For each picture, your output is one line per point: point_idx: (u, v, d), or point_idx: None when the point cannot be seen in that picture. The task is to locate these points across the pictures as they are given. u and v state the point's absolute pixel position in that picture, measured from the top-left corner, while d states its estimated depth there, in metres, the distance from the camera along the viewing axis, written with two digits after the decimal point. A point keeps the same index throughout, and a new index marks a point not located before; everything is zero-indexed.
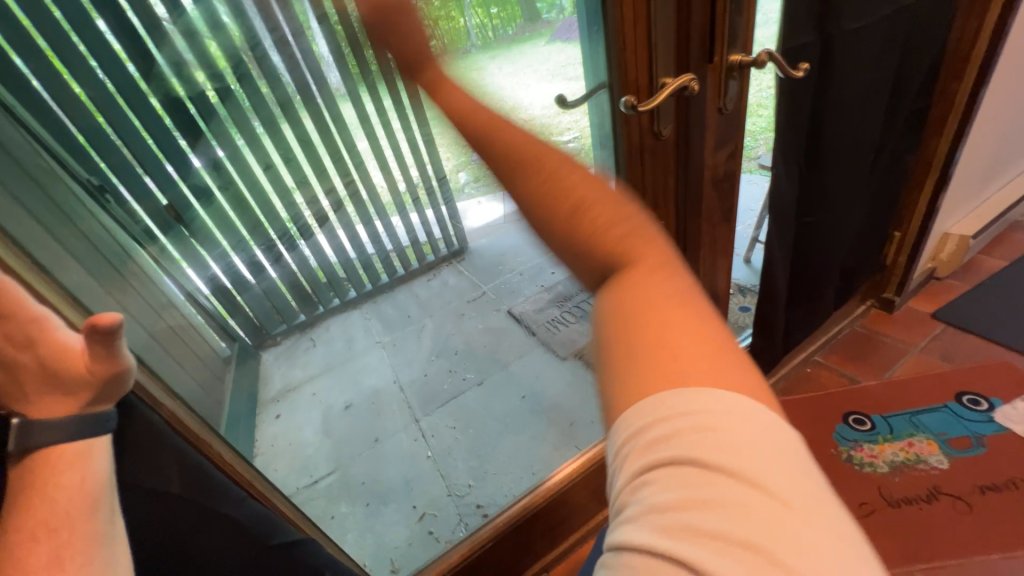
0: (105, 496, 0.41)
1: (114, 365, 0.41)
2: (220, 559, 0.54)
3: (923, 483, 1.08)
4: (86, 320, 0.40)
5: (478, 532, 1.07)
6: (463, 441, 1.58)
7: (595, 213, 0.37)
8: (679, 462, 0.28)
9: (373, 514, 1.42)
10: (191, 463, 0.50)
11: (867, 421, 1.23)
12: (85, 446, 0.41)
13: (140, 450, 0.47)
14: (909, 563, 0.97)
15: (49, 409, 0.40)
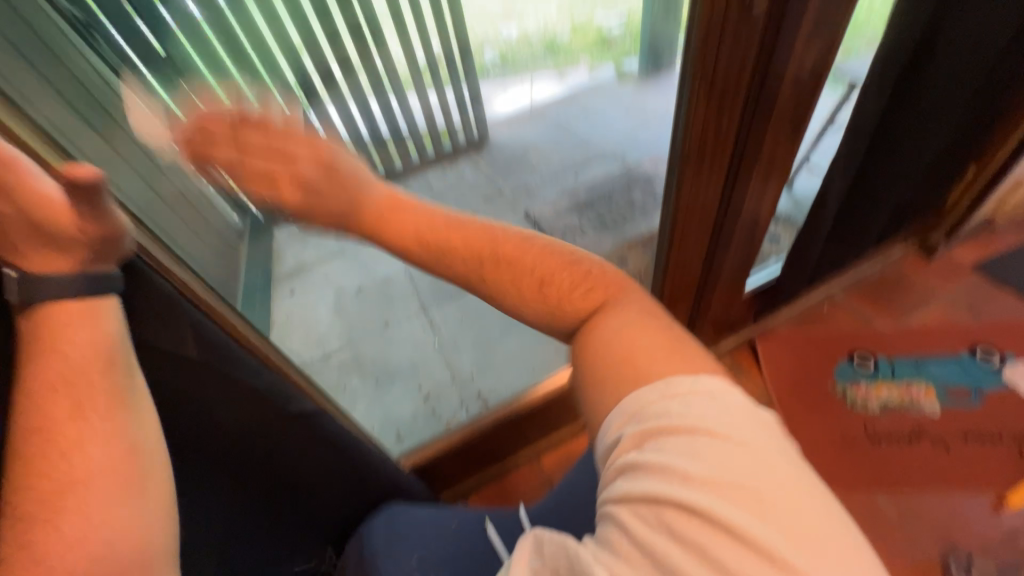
0: (119, 351, 0.43)
1: (102, 222, 0.40)
2: (243, 420, 0.57)
3: (909, 424, 1.12)
4: (63, 170, 0.39)
5: (480, 418, 1.16)
6: (469, 335, 1.64)
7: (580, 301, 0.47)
8: (670, 431, 0.39)
9: (382, 390, 1.54)
10: (209, 334, 0.50)
11: (871, 362, 1.24)
12: (87, 303, 0.42)
13: (157, 315, 0.47)
14: (874, 488, 1.05)
15: (45, 262, 0.40)
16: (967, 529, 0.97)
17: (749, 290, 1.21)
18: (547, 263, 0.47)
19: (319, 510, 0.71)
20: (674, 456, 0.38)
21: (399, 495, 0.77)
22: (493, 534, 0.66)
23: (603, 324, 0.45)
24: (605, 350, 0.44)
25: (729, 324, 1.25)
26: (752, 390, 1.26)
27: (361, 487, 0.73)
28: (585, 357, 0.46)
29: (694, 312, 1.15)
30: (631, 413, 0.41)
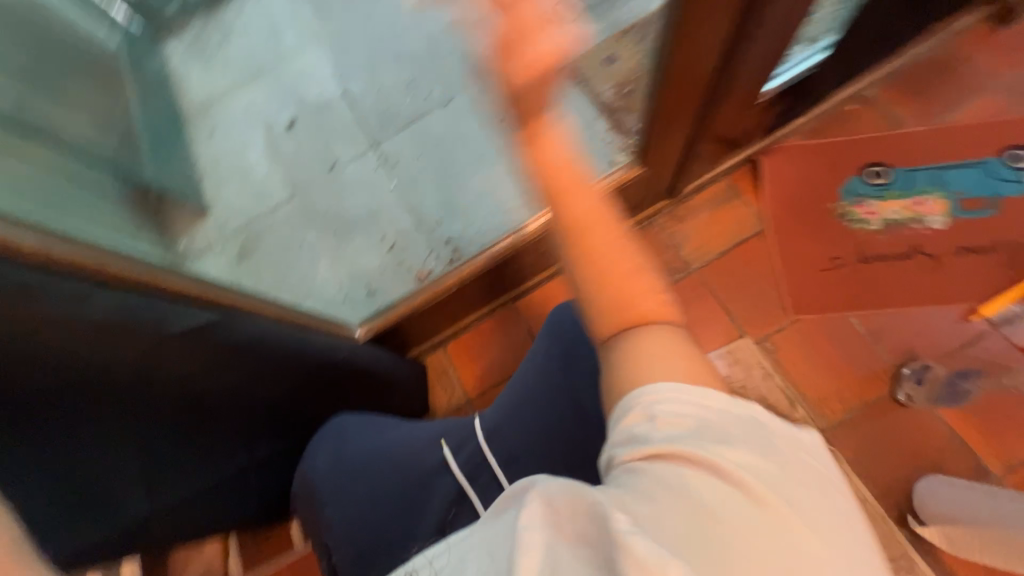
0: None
1: None
2: (107, 361, 0.44)
3: (906, 242, 1.04)
4: None
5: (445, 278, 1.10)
6: (430, 172, 1.38)
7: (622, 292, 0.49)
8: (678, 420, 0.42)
9: (343, 241, 1.37)
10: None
11: (884, 174, 1.09)
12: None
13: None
14: (851, 309, 1.03)
15: None
16: (931, 339, 0.99)
17: (771, 92, 0.94)
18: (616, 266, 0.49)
19: (264, 408, 0.64)
20: (711, 450, 0.40)
21: (353, 370, 0.76)
22: (451, 458, 0.62)
23: (644, 334, 0.47)
24: (641, 363, 0.46)
25: (733, 140, 1.04)
26: (745, 215, 1.13)
27: (306, 379, 0.69)
28: (615, 360, 0.48)
29: (694, 132, 0.92)
30: (646, 386, 0.45)
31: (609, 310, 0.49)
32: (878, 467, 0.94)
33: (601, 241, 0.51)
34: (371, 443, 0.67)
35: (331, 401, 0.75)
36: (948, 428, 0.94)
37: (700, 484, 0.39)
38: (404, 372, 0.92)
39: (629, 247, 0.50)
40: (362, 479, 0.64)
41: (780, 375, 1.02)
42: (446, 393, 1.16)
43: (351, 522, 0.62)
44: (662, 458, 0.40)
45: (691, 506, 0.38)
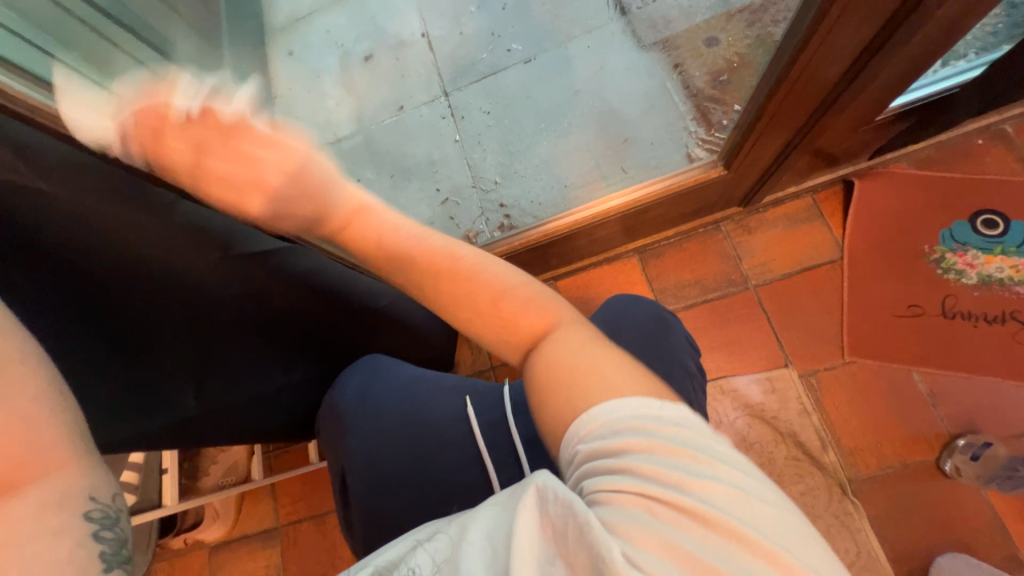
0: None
1: None
2: (181, 261, 0.50)
3: (1003, 304, 0.93)
4: None
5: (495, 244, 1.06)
6: (496, 131, 1.34)
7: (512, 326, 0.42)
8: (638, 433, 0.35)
9: (397, 187, 1.35)
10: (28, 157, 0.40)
11: (999, 225, 0.96)
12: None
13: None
14: (917, 364, 0.94)
15: None
16: (1001, 415, 0.90)
17: (893, 110, 0.83)
18: (499, 293, 0.43)
19: (309, 342, 0.66)
20: (674, 479, 0.33)
21: (394, 320, 0.76)
22: (471, 414, 0.65)
23: (556, 342, 0.40)
24: (557, 395, 0.39)
25: (833, 156, 0.94)
26: (823, 240, 1.04)
27: (348, 322, 0.69)
28: (529, 388, 0.41)
29: (795, 140, 0.82)
30: (585, 413, 0.37)
31: (507, 343, 0.43)
32: (901, 531, 0.89)
33: (466, 280, 0.44)
34: (397, 386, 0.69)
35: (372, 344, 0.76)
36: (992, 510, 0.87)
37: (667, 522, 0.32)
38: (437, 329, 0.93)
39: (502, 271, 0.44)
40: (386, 418, 0.67)
41: (818, 414, 0.96)
42: (472, 355, 1.18)
43: (371, 452, 0.65)
44: (619, 486, 0.33)
45: (660, 549, 0.31)
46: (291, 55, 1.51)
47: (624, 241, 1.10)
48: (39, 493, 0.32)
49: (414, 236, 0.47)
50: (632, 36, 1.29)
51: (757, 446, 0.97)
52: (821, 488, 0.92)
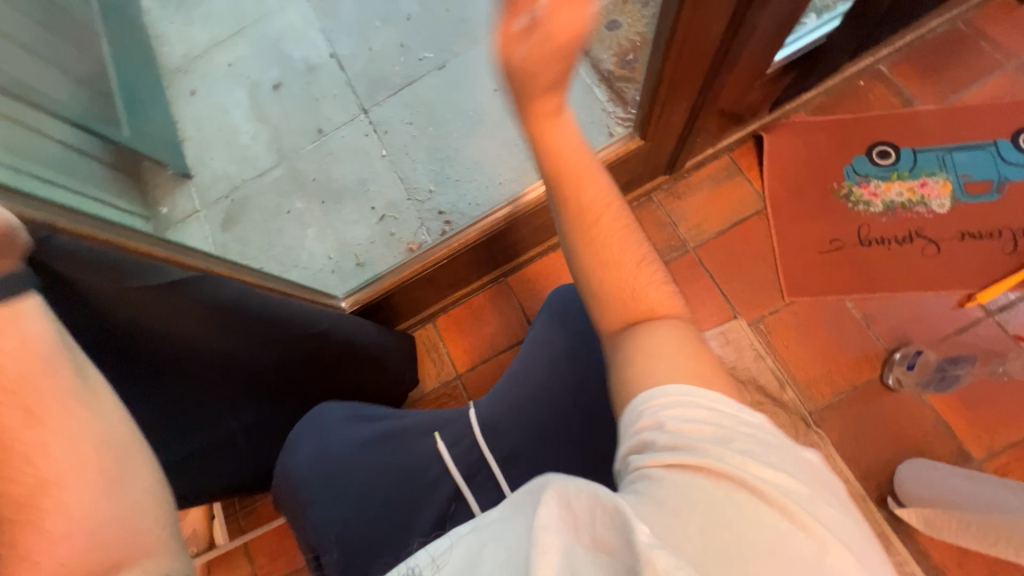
0: (57, 346, 0.43)
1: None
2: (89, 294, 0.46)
3: (909, 225, 1.02)
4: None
5: (434, 250, 1.04)
6: (422, 139, 1.32)
7: (623, 293, 0.47)
8: (692, 420, 0.38)
9: (330, 212, 1.31)
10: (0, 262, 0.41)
11: (891, 154, 1.06)
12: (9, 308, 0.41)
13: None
14: (847, 293, 1.01)
15: None
16: (925, 324, 0.98)
17: (779, 63, 0.89)
18: (627, 256, 0.47)
19: (245, 372, 0.63)
20: (729, 461, 0.35)
21: (341, 340, 0.74)
22: (444, 450, 0.61)
23: (666, 329, 0.45)
24: (655, 362, 0.43)
25: (738, 114, 1.00)
26: (746, 193, 1.10)
27: (288, 347, 0.66)
28: (633, 348, 0.44)
29: (700, 102, 0.86)
30: (655, 389, 0.41)
31: (613, 305, 0.47)
32: (863, 449, 0.95)
33: (615, 231, 0.47)
34: (359, 437, 0.65)
35: (325, 369, 0.74)
36: (934, 413, 0.94)
37: (725, 500, 0.34)
38: (391, 344, 0.90)
39: (634, 243, 0.48)
40: (352, 475, 0.62)
41: (772, 357, 1.01)
42: (435, 367, 1.15)
43: (344, 519, 0.60)
44: (676, 457, 0.36)
45: (706, 520, 0.33)
46: (195, 94, 1.44)
47: None
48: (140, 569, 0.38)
49: (595, 176, 0.48)
50: None
51: None
52: (788, 425, 0.97)
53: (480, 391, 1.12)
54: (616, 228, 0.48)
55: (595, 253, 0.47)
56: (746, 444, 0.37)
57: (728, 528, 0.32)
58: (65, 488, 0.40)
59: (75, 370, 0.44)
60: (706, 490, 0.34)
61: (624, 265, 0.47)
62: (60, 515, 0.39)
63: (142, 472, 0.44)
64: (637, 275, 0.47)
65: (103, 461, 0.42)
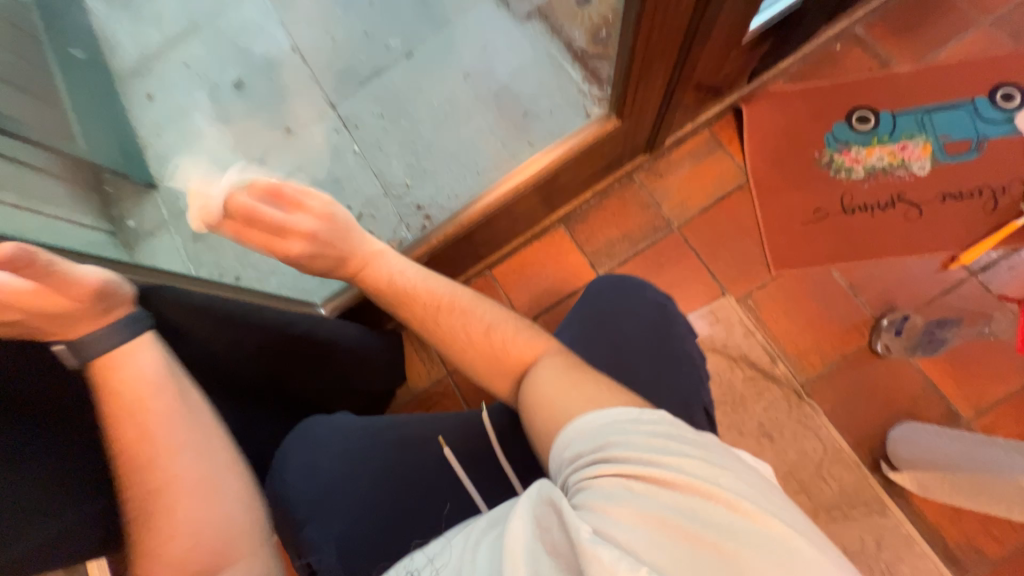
0: (169, 379, 0.54)
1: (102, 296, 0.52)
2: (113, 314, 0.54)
3: (891, 189, 1.01)
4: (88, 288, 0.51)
5: (413, 249, 1.01)
6: (394, 132, 1.27)
7: (499, 360, 0.57)
8: (606, 440, 0.42)
9: None
10: (116, 310, 0.54)
11: (871, 119, 1.04)
12: (129, 346, 0.53)
13: (96, 319, 0.52)
14: (834, 263, 1.01)
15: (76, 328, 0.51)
16: (911, 288, 0.98)
17: (755, 31, 0.86)
18: (484, 330, 0.58)
19: (229, 376, 0.67)
20: (647, 458, 0.40)
21: (317, 343, 0.74)
22: (452, 457, 0.62)
23: (545, 367, 0.52)
24: (552, 407, 0.48)
25: (715, 87, 0.97)
26: (729, 168, 1.08)
27: (264, 348, 0.68)
28: (534, 403, 0.50)
29: (675, 77, 0.84)
30: (566, 425, 0.46)
31: (493, 365, 0.57)
32: (855, 417, 0.95)
33: (455, 313, 0.60)
34: (351, 447, 0.64)
35: (307, 371, 0.75)
36: (923, 376, 0.95)
37: (656, 500, 0.38)
38: (374, 344, 0.89)
39: (479, 310, 0.60)
40: (344, 475, 0.62)
41: (762, 332, 1.01)
42: (425, 366, 1.13)
43: (344, 529, 0.58)
44: (603, 474, 0.40)
45: (635, 517, 0.37)
46: (151, 98, 1.37)
47: (546, 214, 1.10)
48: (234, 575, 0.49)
49: (423, 286, 0.64)
50: (506, 9, 1.27)
51: (716, 377, 1.00)
52: (780, 399, 0.97)
53: (473, 388, 1.10)
54: (458, 313, 0.60)
55: (466, 353, 0.59)
56: (668, 447, 0.41)
57: (660, 528, 0.36)
58: (181, 493, 0.51)
59: (181, 396, 0.54)
60: (640, 496, 0.38)
61: (486, 338, 0.57)
62: (178, 518, 0.50)
63: (235, 490, 0.54)
64: (510, 340, 0.57)
65: (199, 471, 0.52)
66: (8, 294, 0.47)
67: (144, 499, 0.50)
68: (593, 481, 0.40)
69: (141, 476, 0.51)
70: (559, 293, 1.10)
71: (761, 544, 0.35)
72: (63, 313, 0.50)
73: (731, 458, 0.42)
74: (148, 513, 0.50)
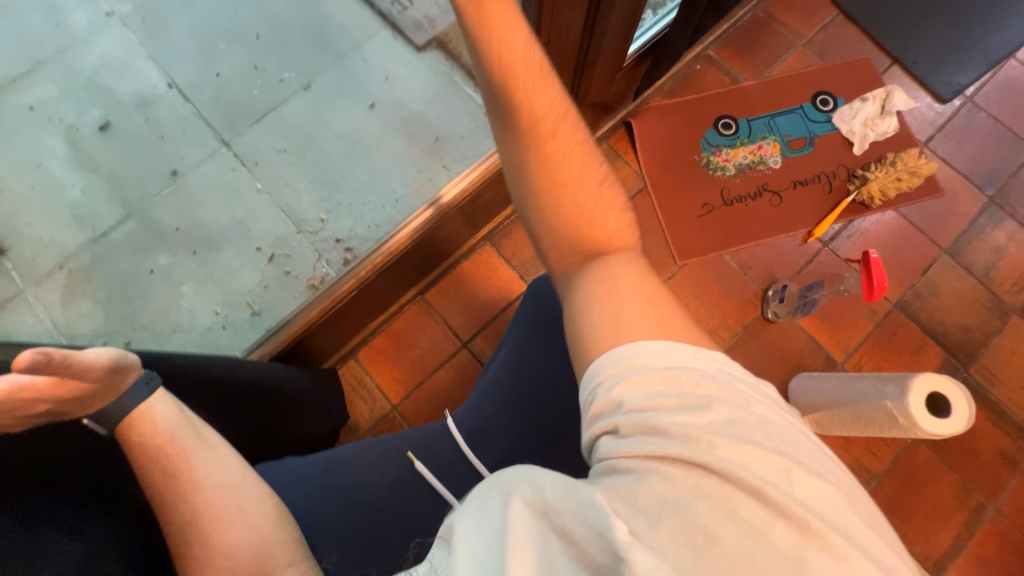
0: (182, 426, 0.52)
1: (118, 370, 0.49)
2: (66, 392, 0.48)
3: (757, 182, 1.20)
4: (105, 367, 0.47)
5: (373, 254, 0.99)
6: (301, 167, 1.21)
7: (576, 238, 0.52)
8: (646, 411, 0.40)
9: (207, 262, 1.14)
10: (129, 377, 0.50)
11: (732, 126, 1.24)
12: (145, 405, 0.50)
13: (118, 391, 0.49)
14: (724, 248, 1.17)
15: (100, 403, 0.47)
16: (783, 261, 1.17)
17: (633, 55, 1.00)
18: (579, 207, 0.51)
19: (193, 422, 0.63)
20: (689, 437, 0.38)
21: (255, 388, 0.71)
22: (426, 471, 0.60)
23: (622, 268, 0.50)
24: (617, 309, 0.46)
25: (607, 104, 1.09)
26: (628, 175, 1.21)
27: (198, 397, 0.63)
28: (589, 298, 0.48)
29: (573, 98, 0.92)
30: (615, 368, 0.43)
31: (570, 232, 0.52)
32: (762, 377, 1.10)
33: (568, 144, 0.51)
34: (314, 465, 0.61)
35: (244, 419, 0.70)
36: (807, 334, 1.12)
37: (697, 478, 0.37)
38: (305, 384, 0.84)
39: (587, 165, 0.51)
40: (310, 512, 0.58)
41: None
42: (367, 405, 1.08)
43: (334, 531, 0.58)
44: (638, 450, 0.39)
45: (667, 499, 0.36)
46: None
47: (470, 236, 1.14)
48: None
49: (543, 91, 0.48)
50: (403, 39, 1.29)
51: None
52: None
53: (421, 416, 1.07)
54: (570, 151, 0.50)
55: (556, 215, 0.51)
56: (710, 420, 0.39)
57: (702, 510, 0.35)
58: (211, 525, 0.48)
59: (197, 437, 0.52)
60: (681, 470, 0.37)
61: (582, 205, 0.51)
62: (215, 543, 0.48)
63: (263, 506, 0.51)
64: (595, 216, 0.51)
65: (228, 501, 0.50)
66: (35, 395, 0.42)
67: (183, 528, 0.48)
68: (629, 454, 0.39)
69: (174, 509, 0.48)
70: (494, 306, 1.13)
71: (811, 544, 0.33)
72: (83, 397, 0.46)
73: (795, 448, 0.39)
74: (184, 549, 0.48)
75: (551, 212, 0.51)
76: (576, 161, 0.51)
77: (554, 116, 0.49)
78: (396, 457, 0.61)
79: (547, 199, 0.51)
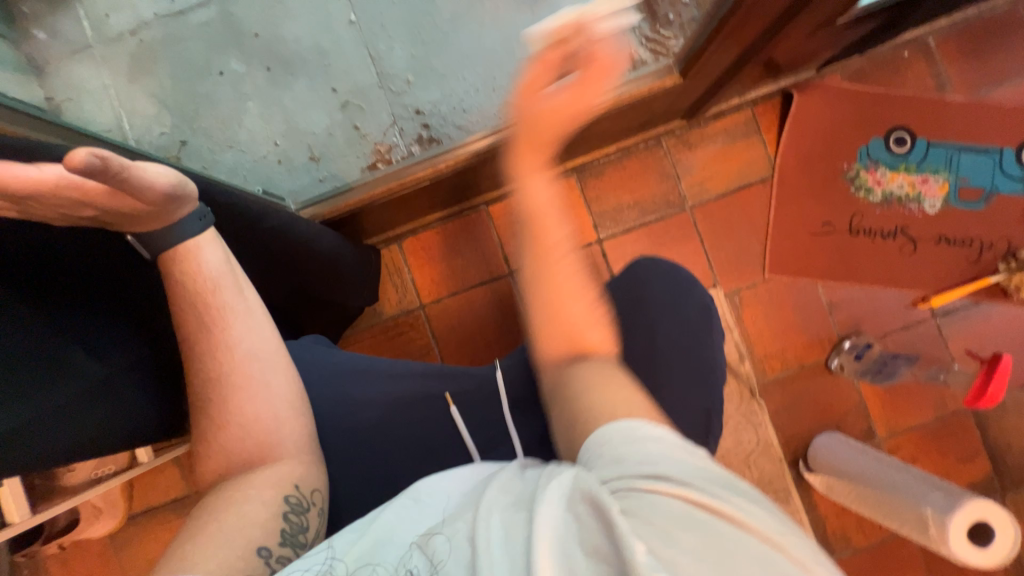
0: (226, 276, 0.51)
1: (172, 201, 0.46)
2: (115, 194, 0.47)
3: (897, 220, 1.02)
4: (158, 193, 0.45)
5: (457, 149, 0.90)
6: (404, 9, 1.03)
7: (561, 335, 0.54)
8: (643, 458, 0.40)
9: (278, 84, 1.03)
10: (183, 210, 0.48)
11: (906, 143, 1.01)
12: (194, 243, 0.49)
13: (169, 220, 0.47)
14: (821, 279, 1.02)
15: (147, 223, 0.46)
16: (877, 316, 1.03)
17: (854, 14, 0.76)
18: (563, 303, 0.54)
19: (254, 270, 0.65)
20: (689, 483, 0.37)
21: (314, 258, 0.69)
22: (459, 418, 0.59)
23: (591, 367, 0.51)
24: (588, 397, 0.48)
25: (781, 65, 0.87)
26: (756, 158, 1.03)
27: (245, 243, 0.61)
28: (567, 389, 0.50)
29: (758, 43, 0.73)
30: (606, 426, 0.44)
31: (555, 342, 0.54)
32: (793, 420, 1.03)
33: (563, 262, 0.55)
34: (355, 367, 0.62)
35: (285, 280, 0.69)
36: (860, 397, 1.03)
37: (705, 521, 0.35)
38: (351, 259, 0.80)
39: (579, 281, 0.54)
40: (333, 410, 0.60)
41: (738, 330, 1.03)
42: (397, 295, 1.05)
43: (349, 434, 0.59)
44: (642, 485, 0.38)
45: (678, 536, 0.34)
46: None
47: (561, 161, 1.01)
48: (281, 472, 0.49)
49: (555, 221, 0.55)
50: None
51: None
52: (734, 394, 1.03)
53: (444, 325, 1.05)
54: (566, 262, 0.55)
55: (543, 317, 0.54)
56: (709, 475, 0.39)
57: (720, 556, 0.33)
58: (237, 388, 0.51)
59: (238, 295, 0.52)
60: (686, 512, 0.36)
61: (568, 313, 0.54)
62: (236, 409, 0.51)
63: (286, 386, 0.53)
64: (583, 317, 0.54)
65: (254, 371, 0.52)
66: (82, 198, 0.41)
67: (208, 381, 0.51)
68: (627, 494, 0.37)
69: (205, 360, 0.51)
70: None
71: None
72: (133, 214, 0.45)
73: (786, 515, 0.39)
74: (208, 399, 0.51)
75: (542, 316, 0.54)
76: (570, 265, 0.55)
77: (552, 233, 0.55)
78: (434, 399, 0.59)
79: (540, 308, 0.54)
